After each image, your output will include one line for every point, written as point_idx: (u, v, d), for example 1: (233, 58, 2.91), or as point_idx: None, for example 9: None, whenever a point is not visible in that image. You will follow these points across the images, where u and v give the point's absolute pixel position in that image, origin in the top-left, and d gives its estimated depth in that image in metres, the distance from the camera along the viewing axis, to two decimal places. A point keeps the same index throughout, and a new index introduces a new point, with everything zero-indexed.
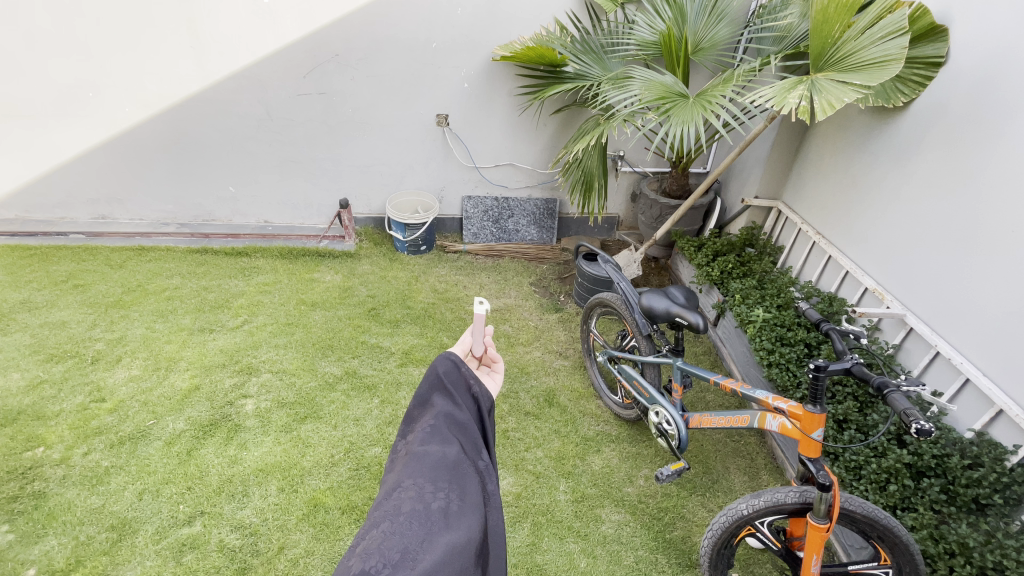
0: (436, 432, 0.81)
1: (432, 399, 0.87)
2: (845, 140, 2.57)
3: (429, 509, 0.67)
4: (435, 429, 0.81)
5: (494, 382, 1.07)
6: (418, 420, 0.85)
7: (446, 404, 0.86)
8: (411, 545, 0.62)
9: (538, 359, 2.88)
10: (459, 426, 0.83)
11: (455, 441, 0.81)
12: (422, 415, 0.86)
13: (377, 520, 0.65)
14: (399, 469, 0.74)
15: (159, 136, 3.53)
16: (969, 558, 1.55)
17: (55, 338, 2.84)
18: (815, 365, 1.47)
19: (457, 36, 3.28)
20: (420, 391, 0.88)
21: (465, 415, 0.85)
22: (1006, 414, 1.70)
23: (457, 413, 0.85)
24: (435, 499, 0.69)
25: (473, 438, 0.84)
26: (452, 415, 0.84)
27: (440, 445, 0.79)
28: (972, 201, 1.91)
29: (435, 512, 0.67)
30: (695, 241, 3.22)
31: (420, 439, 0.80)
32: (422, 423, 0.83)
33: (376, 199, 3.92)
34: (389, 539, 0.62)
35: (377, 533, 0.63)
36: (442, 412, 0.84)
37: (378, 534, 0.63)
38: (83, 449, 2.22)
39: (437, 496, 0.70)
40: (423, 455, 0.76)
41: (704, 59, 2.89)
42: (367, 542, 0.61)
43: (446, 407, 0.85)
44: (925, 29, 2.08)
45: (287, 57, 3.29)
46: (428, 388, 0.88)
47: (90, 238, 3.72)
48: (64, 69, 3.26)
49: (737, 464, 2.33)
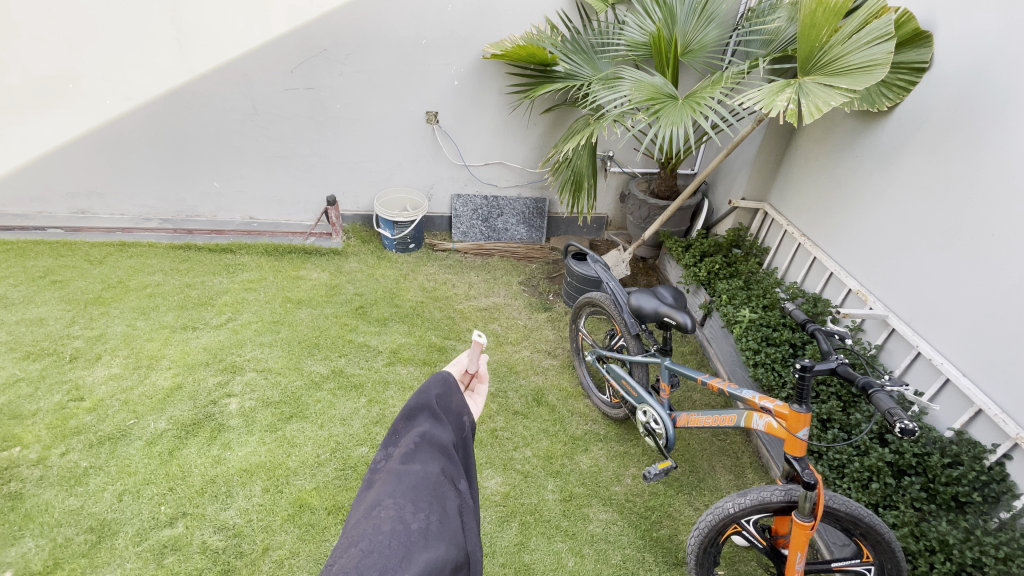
0: (418, 450, 0.79)
1: (416, 417, 0.85)
2: (831, 143, 2.60)
3: (409, 530, 0.66)
4: (418, 448, 0.79)
5: (475, 404, 1.04)
6: (402, 435, 0.83)
7: (430, 424, 0.84)
8: (390, 564, 0.61)
9: (527, 358, 2.88)
10: (441, 447, 0.81)
11: (437, 461, 0.79)
12: (407, 430, 0.83)
13: (355, 539, 0.64)
14: (379, 487, 0.72)
15: (142, 129, 3.47)
16: (949, 555, 1.58)
17: (32, 336, 2.77)
18: (802, 365, 1.48)
19: (447, 33, 3.26)
20: (407, 406, 0.86)
21: (449, 435, 0.83)
22: (984, 414, 1.74)
23: (440, 434, 0.82)
24: (415, 520, 0.68)
25: (454, 459, 0.81)
26: (436, 436, 0.82)
27: (422, 464, 0.77)
28: (954, 205, 1.95)
29: (414, 533, 0.66)
30: (682, 241, 3.26)
31: (401, 457, 0.77)
32: (406, 439, 0.81)
33: (364, 196, 3.88)
34: (367, 557, 0.61)
35: (355, 551, 0.62)
36: (426, 431, 0.82)
37: (356, 552, 0.62)
38: (60, 449, 2.16)
39: (418, 516, 0.68)
40: (405, 474, 0.74)
41: (693, 61, 2.93)
42: (344, 560, 0.60)
43: (429, 426, 0.83)
44: (910, 35, 2.11)
45: (273, 51, 3.25)
46: (415, 405, 0.86)
47: (69, 233, 3.63)
48: (42, 59, 3.17)
49: (723, 462, 2.35)
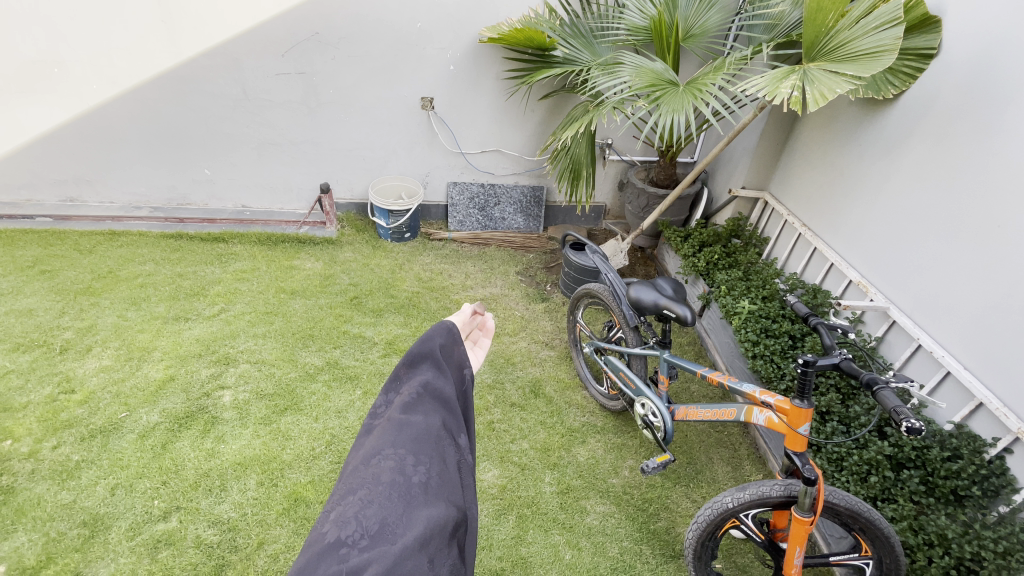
0: (420, 400, 0.75)
1: (419, 364, 0.81)
2: (834, 132, 2.56)
3: (410, 483, 0.63)
4: (420, 398, 0.75)
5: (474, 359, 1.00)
6: (403, 382, 0.79)
7: (433, 373, 0.80)
8: (390, 517, 0.59)
9: (524, 349, 2.86)
10: (443, 398, 0.77)
11: (439, 414, 0.75)
12: (408, 378, 0.79)
13: (353, 486, 0.61)
14: (379, 434, 0.69)
15: (131, 115, 3.38)
16: (947, 549, 1.58)
17: (21, 327, 2.72)
18: (805, 360, 1.45)
19: (443, 16, 3.17)
20: (411, 351, 0.81)
21: (452, 387, 0.79)
22: (985, 407, 1.73)
23: (442, 385, 0.79)
24: (416, 473, 0.64)
25: (455, 413, 0.77)
26: (438, 387, 0.78)
27: (423, 416, 0.73)
28: (959, 195, 1.92)
29: (415, 487, 0.63)
30: (681, 231, 3.22)
31: (402, 405, 0.73)
32: (408, 387, 0.77)
33: (358, 184, 3.81)
34: (366, 507, 0.59)
35: (354, 499, 0.60)
36: (428, 381, 0.78)
37: (356, 501, 0.60)
38: (51, 443, 2.13)
39: (418, 469, 0.65)
40: (406, 424, 0.70)
41: (694, 46, 2.86)
42: (343, 508, 0.58)
43: (432, 376, 0.79)
44: (919, 19, 2.06)
45: (265, 34, 3.16)
46: (418, 352, 0.82)
47: (58, 222, 3.56)
48: (25, 41, 3.07)
49: (720, 454, 2.35)
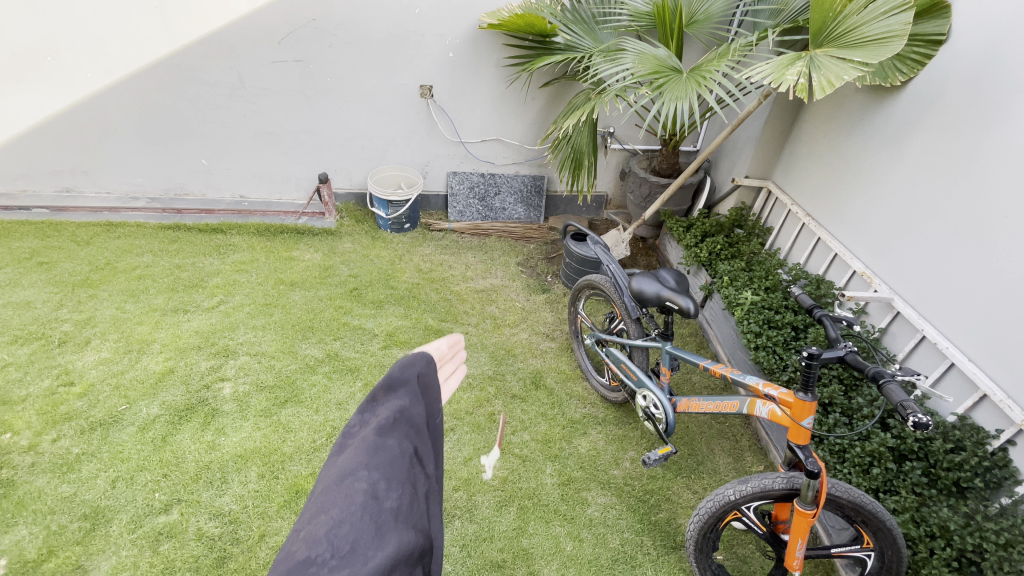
0: (394, 426, 0.79)
1: (395, 391, 0.85)
2: (839, 120, 2.52)
3: (381, 508, 0.66)
4: (395, 424, 0.79)
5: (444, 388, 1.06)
6: (378, 407, 0.82)
7: (407, 401, 0.84)
8: (362, 538, 0.62)
9: (525, 341, 2.84)
10: (414, 426, 0.81)
11: (410, 442, 0.79)
12: (383, 402, 0.83)
13: (325, 506, 0.64)
14: (353, 456, 0.72)
15: (126, 104, 3.34)
16: (949, 540, 1.57)
17: (19, 320, 2.71)
18: (809, 353, 1.44)
19: (442, 2, 3.11)
20: (387, 378, 0.86)
21: (423, 415, 0.83)
22: (990, 399, 1.71)
23: (415, 413, 0.83)
24: (388, 498, 0.68)
25: (426, 440, 0.82)
26: (411, 415, 0.82)
27: (397, 441, 0.77)
28: (965, 185, 1.89)
29: (387, 511, 0.66)
30: (684, 221, 3.19)
31: (377, 430, 0.77)
32: (384, 411, 0.80)
33: (357, 174, 3.76)
34: (338, 526, 0.62)
35: (327, 518, 0.63)
36: (403, 408, 0.82)
37: (327, 519, 0.62)
38: (52, 436, 2.13)
39: (390, 494, 0.68)
40: (380, 449, 0.74)
41: (698, 32, 2.81)
42: (315, 526, 0.61)
43: (406, 404, 0.83)
44: (929, 4, 2.01)
45: (260, 21, 3.10)
46: (394, 380, 0.86)
47: (55, 213, 3.53)
48: (17, 29, 3.02)
49: (722, 445, 2.34)
